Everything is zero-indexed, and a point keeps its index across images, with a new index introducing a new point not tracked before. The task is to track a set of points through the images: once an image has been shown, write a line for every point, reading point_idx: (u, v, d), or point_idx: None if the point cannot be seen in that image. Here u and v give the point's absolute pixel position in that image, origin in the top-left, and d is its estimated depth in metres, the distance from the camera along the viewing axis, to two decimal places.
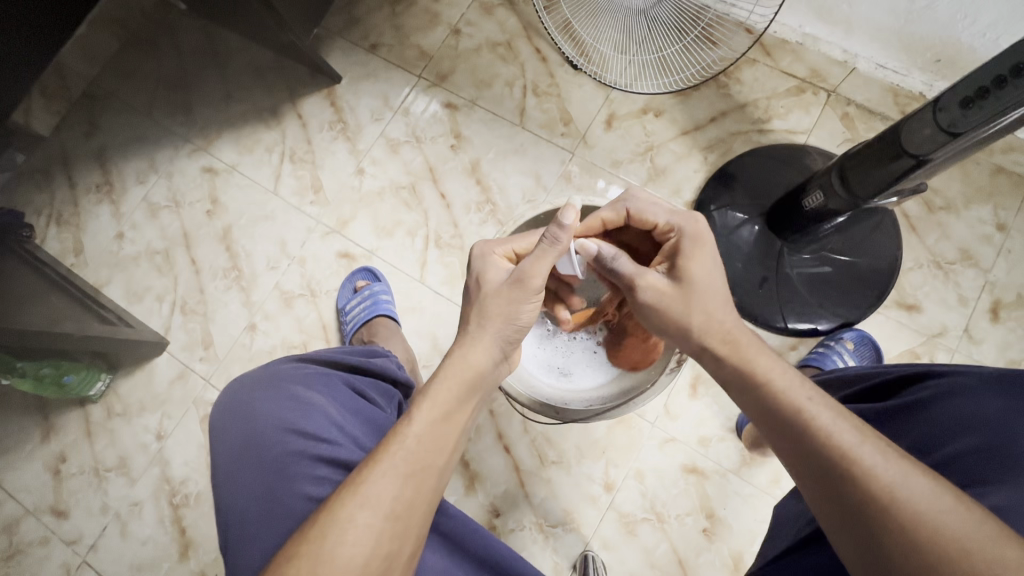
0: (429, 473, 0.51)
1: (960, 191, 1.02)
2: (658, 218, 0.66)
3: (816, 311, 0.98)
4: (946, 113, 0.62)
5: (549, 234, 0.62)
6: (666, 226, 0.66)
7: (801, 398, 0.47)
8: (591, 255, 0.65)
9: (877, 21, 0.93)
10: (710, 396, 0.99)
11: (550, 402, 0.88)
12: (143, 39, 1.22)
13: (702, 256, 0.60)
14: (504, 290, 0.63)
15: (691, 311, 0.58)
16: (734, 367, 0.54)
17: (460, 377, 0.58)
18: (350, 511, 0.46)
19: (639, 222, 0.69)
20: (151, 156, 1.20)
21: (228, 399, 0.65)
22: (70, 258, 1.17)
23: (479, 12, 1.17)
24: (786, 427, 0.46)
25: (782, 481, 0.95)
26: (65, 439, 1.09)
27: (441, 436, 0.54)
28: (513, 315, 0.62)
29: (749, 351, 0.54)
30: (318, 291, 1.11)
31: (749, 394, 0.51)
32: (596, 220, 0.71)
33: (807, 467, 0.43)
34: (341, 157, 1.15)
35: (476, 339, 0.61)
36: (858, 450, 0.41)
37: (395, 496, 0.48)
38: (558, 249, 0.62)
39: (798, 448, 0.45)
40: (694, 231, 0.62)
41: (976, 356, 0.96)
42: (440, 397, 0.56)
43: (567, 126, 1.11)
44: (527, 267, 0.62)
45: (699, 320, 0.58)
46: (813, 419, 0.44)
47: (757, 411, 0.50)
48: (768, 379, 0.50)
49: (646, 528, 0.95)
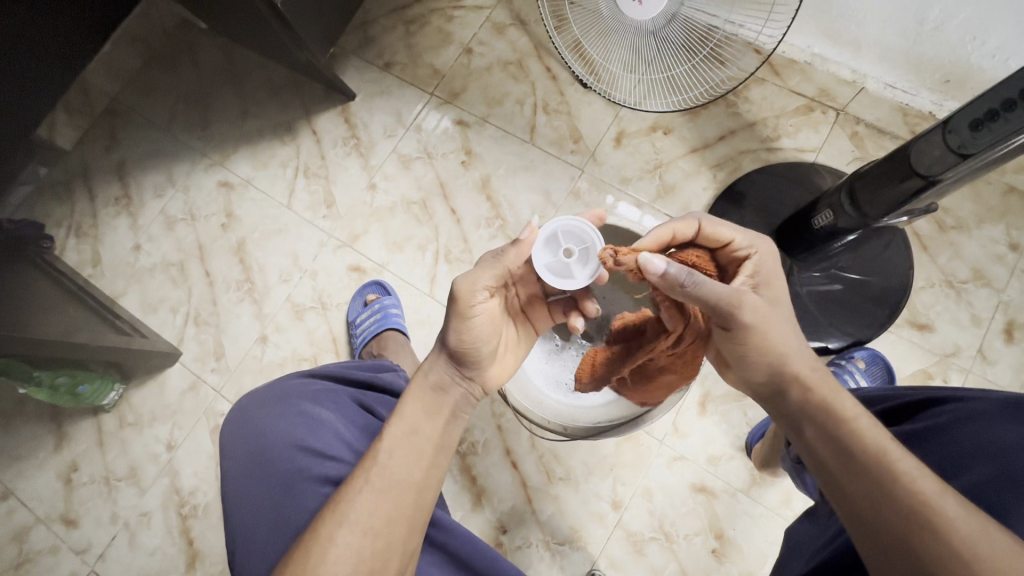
0: (405, 487, 0.53)
1: (972, 211, 1.01)
2: (731, 235, 0.61)
3: (826, 330, 0.97)
4: (954, 135, 0.62)
5: (501, 250, 0.62)
6: (742, 244, 0.60)
7: (885, 441, 0.45)
8: (657, 273, 0.54)
9: (885, 41, 0.95)
10: (719, 413, 0.98)
11: (556, 420, 0.90)
12: (165, 57, 1.26)
13: (777, 276, 0.59)
14: (450, 308, 0.62)
15: (790, 335, 0.55)
16: (817, 399, 0.51)
17: (423, 392, 0.60)
18: (330, 530, 0.49)
19: (710, 238, 0.62)
20: (169, 170, 1.22)
21: (239, 414, 0.65)
22: (88, 269, 1.20)
23: (491, 31, 1.19)
24: (854, 464, 0.45)
25: (792, 502, 0.93)
26: (77, 447, 1.11)
27: (412, 448, 0.55)
28: (464, 332, 0.61)
29: (835, 389, 0.51)
30: (329, 304, 1.12)
31: (821, 421, 0.49)
32: (667, 231, 0.62)
33: (865, 495, 0.43)
34: (354, 172, 1.17)
35: (434, 359, 0.63)
36: (941, 502, 0.40)
37: (372, 512, 0.50)
38: (503, 267, 0.62)
39: (863, 485, 0.44)
40: (770, 248, 0.60)
41: (990, 378, 0.95)
42: (407, 412, 0.58)
43: (577, 143, 1.13)
44: (462, 285, 0.60)
45: (795, 345, 0.55)
46: (894, 464, 0.43)
47: (823, 438, 0.48)
48: (852, 419, 0.48)
49: (654, 548, 0.94)
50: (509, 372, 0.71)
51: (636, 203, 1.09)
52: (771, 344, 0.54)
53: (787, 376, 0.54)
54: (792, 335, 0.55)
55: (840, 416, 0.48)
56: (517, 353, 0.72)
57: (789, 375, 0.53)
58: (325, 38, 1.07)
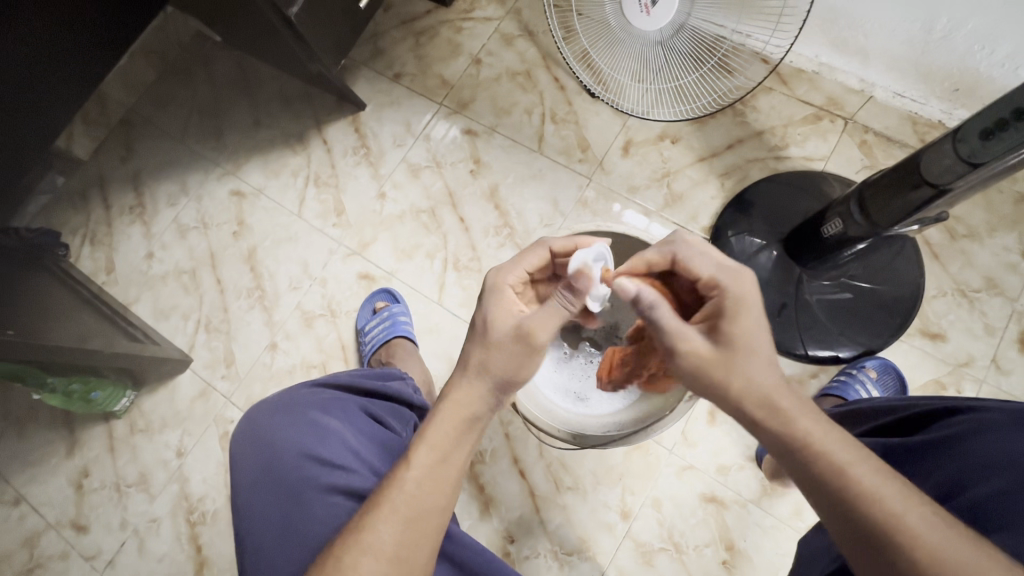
0: (429, 514, 0.53)
1: (983, 219, 1.01)
2: (703, 271, 0.58)
3: (836, 339, 0.96)
4: (965, 144, 0.62)
5: (564, 296, 0.62)
6: (709, 281, 0.58)
7: (854, 467, 0.44)
8: (628, 296, 0.58)
9: (894, 51, 0.95)
10: (729, 423, 0.97)
11: (566, 428, 0.89)
12: (180, 69, 1.29)
13: (751, 320, 0.54)
14: (509, 344, 0.60)
15: (732, 376, 0.51)
16: (776, 429, 0.49)
17: (457, 418, 0.58)
18: (353, 558, 0.49)
19: (684, 271, 0.61)
20: (182, 179, 1.24)
21: (248, 424, 0.65)
22: (102, 277, 1.22)
23: (499, 42, 1.20)
24: (823, 484, 0.45)
25: (804, 513, 0.92)
26: (88, 453, 1.12)
27: (439, 477, 0.54)
28: (516, 368, 0.60)
29: (789, 410, 0.49)
30: (338, 311, 1.13)
31: (780, 443, 0.48)
32: (640, 262, 0.64)
33: (838, 516, 0.44)
34: (363, 181, 1.18)
35: (472, 383, 0.59)
36: (905, 515, 0.41)
37: (396, 541, 0.50)
38: (569, 313, 0.62)
39: (832, 504, 0.44)
40: (740, 291, 0.55)
41: (1004, 388, 0.94)
42: (436, 438, 0.56)
43: (585, 152, 1.13)
44: (536, 323, 0.60)
45: (739, 385, 0.51)
46: (859, 480, 0.43)
47: (787, 457, 0.48)
48: (819, 446, 0.46)
49: (664, 558, 0.93)
50: None
51: (644, 211, 1.10)
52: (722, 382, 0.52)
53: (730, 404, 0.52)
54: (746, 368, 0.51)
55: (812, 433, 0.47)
56: None
57: (737, 405, 0.51)
58: (340, 51, 1.09)
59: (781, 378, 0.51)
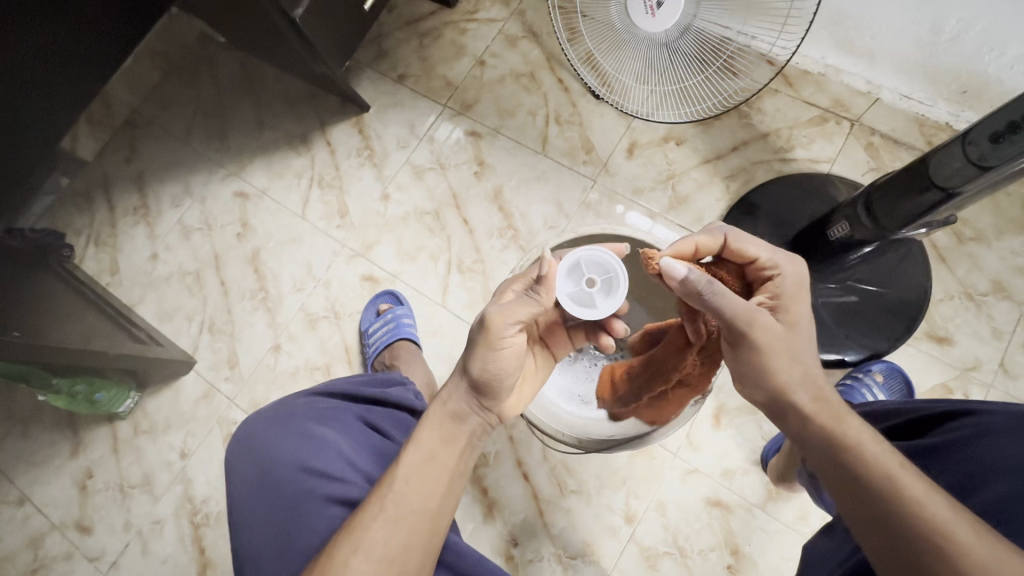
0: (420, 514, 0.53)
1: (991, 222, 1.00)
2: (758, 253, 0.61)
3: (843, 342, 0.96)
4: (974, 146, 0.62)
5: (530, 292, 0.62)
6: (767, 263, 0.61)
7: (892, 465, 0.44)
8: (677, 278, 0.57)
9: (901, 52, 0.95)
10: (734, 427, 0.97)
11: (570, 431, 0.90)
12: (184, 69, 1.29)
13: (798, 307, 0.57)
14: (478, 339, 0.62)
15: (793, 363, 0.54)
16: (818, 427, 0.50)
17: (441, 420, 0.61)
18: (345, 556, 0.49)
19: (735, 254, 0.63)
20: (186, 180, 1.24)
21: (244, 435, 0.65)
22: (106, 278, 1.22)
23: (503, 43, 1.20)
24: (862, 484, 0.45)
25: (810, 518, 0.92)
26: (92, 454, 1.12)
27: (429, 477, 0.56)
28: (490, 365, 0.62)
29: (843, 413, 0.50)
30: (341, 313, 1.13)
31: (825, 444, 0.49)
32: (689, 244, 0.64)
33: (874, 518, 0.43)
34: (367, 182, 1.18)
35: (455, 386, 0.63)
36: (954, 526, 0.39)
37: (388, 541, 0.50)
38: (540, 307, 0.62)
39: (871, 505, 0.43)
40: (797, 273, 0.59)
41: (1011, 392, 0.93)
42: (424, 437, 0.59)
43: (589, 154, 1.13)
44: (494, 317, 0.61)
45: (784, 369, 0.54)
46: (903, 485, 0.43)
47: (827, 458, 0.48)
48: (858, 445, 0.47)
49: (668, 563, 0.93)
50: (524, 405, 0.74)
51: (648, 214, 1.09)
52: (772, 372, 0.54)
53: (785, 404, 0.54)
54: (796, 363, 0.54)
55: (845, 440, 0.48)
56: (535, 384, 0.76)
57: (784, 402, 0.54)
58: (345, 52, 1.09)
59: (805, 373, 0.54)
